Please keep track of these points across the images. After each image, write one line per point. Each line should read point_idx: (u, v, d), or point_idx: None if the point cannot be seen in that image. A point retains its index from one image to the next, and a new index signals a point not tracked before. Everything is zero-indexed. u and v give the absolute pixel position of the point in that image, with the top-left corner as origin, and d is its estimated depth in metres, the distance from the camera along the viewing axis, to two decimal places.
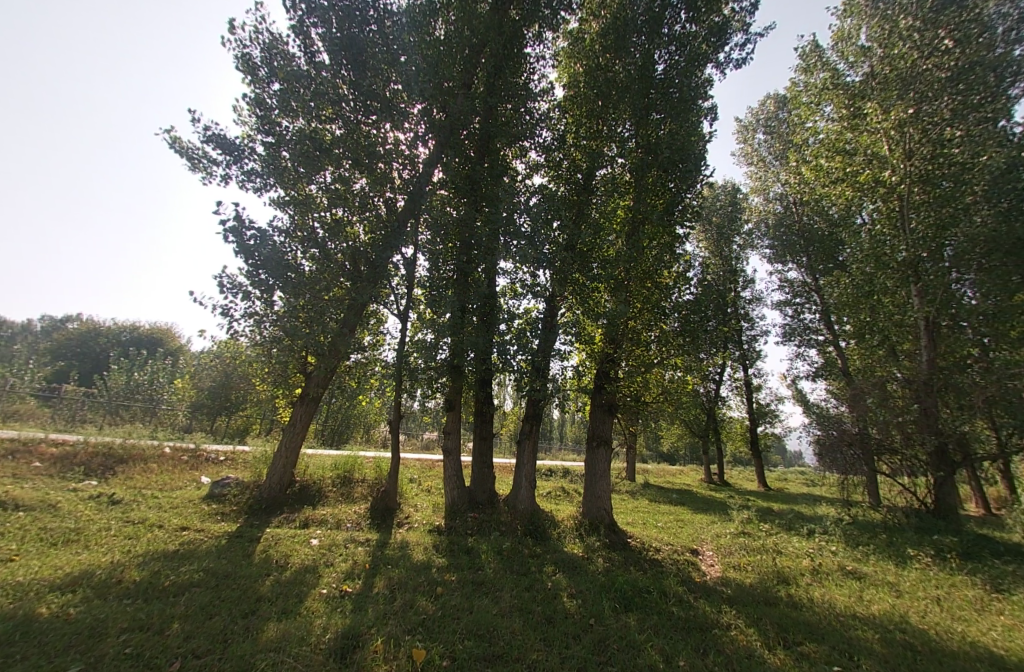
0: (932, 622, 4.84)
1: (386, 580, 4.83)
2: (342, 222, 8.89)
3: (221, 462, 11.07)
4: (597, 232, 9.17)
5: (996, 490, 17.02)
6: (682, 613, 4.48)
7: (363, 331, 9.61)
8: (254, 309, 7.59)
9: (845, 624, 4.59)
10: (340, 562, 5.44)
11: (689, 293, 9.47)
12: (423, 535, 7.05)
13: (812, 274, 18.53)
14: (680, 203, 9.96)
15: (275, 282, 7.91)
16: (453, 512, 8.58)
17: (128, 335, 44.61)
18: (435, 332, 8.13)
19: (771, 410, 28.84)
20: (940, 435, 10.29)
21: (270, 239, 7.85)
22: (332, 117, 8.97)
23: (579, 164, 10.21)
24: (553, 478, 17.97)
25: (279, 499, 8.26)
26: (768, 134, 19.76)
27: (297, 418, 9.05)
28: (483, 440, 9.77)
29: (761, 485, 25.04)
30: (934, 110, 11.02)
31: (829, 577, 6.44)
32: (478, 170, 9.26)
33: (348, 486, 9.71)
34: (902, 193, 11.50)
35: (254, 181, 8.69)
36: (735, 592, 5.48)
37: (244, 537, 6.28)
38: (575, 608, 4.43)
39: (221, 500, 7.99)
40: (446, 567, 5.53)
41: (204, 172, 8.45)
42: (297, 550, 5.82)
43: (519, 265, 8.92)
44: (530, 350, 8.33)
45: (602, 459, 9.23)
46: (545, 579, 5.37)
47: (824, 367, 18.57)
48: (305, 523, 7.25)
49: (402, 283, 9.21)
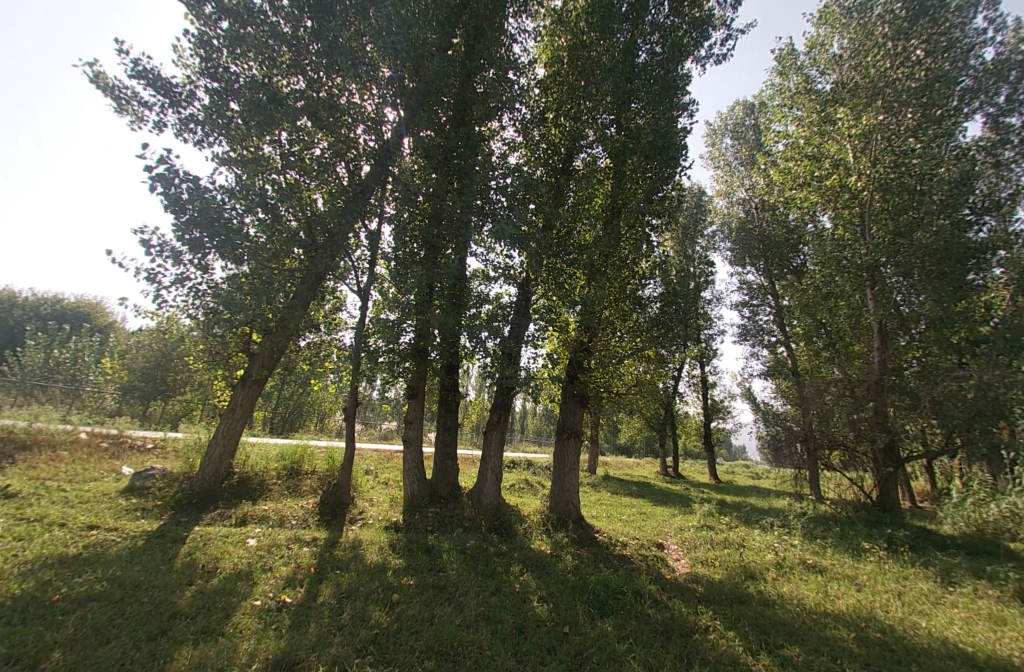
0: (895, 619, 4.91)
1: (333, 588, 4.21)
2: (297, 187, 7.81)
3: (149, 451, 9.82)
4: (573, 216, 8.83)
5: (920, 484, 18.52)
6: (660, 615, 4.23)
7: (317, 308, 8.72)
8: (185, 274, 6.54)
9: (818, 622, 4.53)
10: (280, 567, 4.76)
11: (662, 285, 9.29)
12: (379, 533, 6.44)
13: (768, 278, 19.22)
14: (661, 191, 9.65)
15: (212, 245, 6.85)
16: (413, 507, 7.97)
17: (50, 307, 39.87)
18: (400, 312, 7.50)
19: (723, 407, 30.09)
20: (889, 433, 10.77)
21: (207, 195, 6.80)
22: (292, 69, 7.96)
23: (557, 146, 9.84)
24: (516, 470, 17.69)
25: (214, 493, 7.31)
26: (735, 139, 20.14)
27: (238, 402, 8.07)
28: (447, 430, 9.22)
29: (712, 477, 26.14)
30: (898, 121, 11.51)
31: (794, 571, 6.46)
32: (452, 140, 8.53)
33: (296, 479, 8.87)
34: (864, 200, 11.96)
35: (193, 131, 7.55)
36: (708, 589, 5.32)
37: (167, 538, 5.42)
38: (547, 615, 4.04)
39: (143, 494, 6.94)
40: (404, 569, 4.99)
41: (134, 116, 7.27)
42: (230, 552, 5.06)
43: (491, 246, 8.43)
44: (501, 336, 7.81)
45: (571, 451, 8.98)
46: (512, 580, 4.96)
47: (774, 367, 19.37)
48: (243, 520, 6.43)
49: (363, 258, 8.43)
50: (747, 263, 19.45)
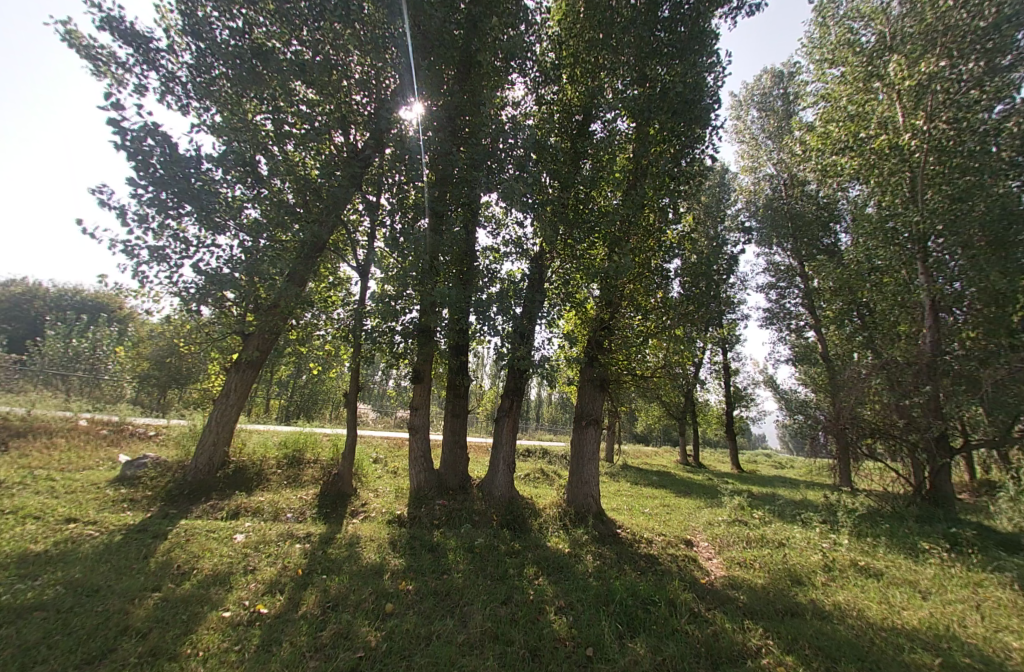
0: (981, 637, 4.12)
1: (319, 595, 3.66)
2: (291, 156, 7.12)
3: (149, 438, 9.52)
4: (592, 182, 7.98)
5: (961, 475, 17.25)
6: (700, 634, 3.55)
7: (316, 287, 8.15)
8: (160, 245, 5.95)
9: (891, 643, 3.79)
10: (264, 568, 4.24)
11: (690, 259, 8.38)
12: (379, 528, 5.91)
13: (797, 258, 17.92)
14: (690, 155, 8.65)
15: (189, 213, 6.20)
16: (419, 498, 7.43)
17: (70, 299, 40.71)
18: (400, 289, 6.84)
19: (746, 394, 28.88)
20: (944, 420, 9.70)
21: (182, 155, 6.11)
22: (276, 18, 7.04)
23: (573, 108, 9.00)
24: (530, 459, 17.18)
25: (207, 483, 6.90)
26: (763, 110, 18.75)
27: (232, 388, 7.63)
28: (456, 418, 8.60)
29: (733, 467, 25.24)
30: (961, 70, 10.00)
31: (845, 575, 5.69)
32: (457, 99, 7.72)
33: (297, 468, 8.43)
34: (917, 163, 10.63)
35: (174, 94, 6.94)
36: (751, 599, 4.60)
37: (147, 533, 4.98)
38: (566, 633, 3.40)
39: (132, 484, 6.56)
40: (403, 571, 4.42)
41: (114, 80, 6.79)
42: (212, 550, 4.58)
43: (503, 220, 7.79)
44: (513, 315, 7.10)
45: (590, 441, 8.29)
46: (526, 585, 4.34)
47: (803, 353, 18.18)
48: (234, 512, 5.99)
49: (363, 234, 7.79)
50: (774, 244, 18.11)
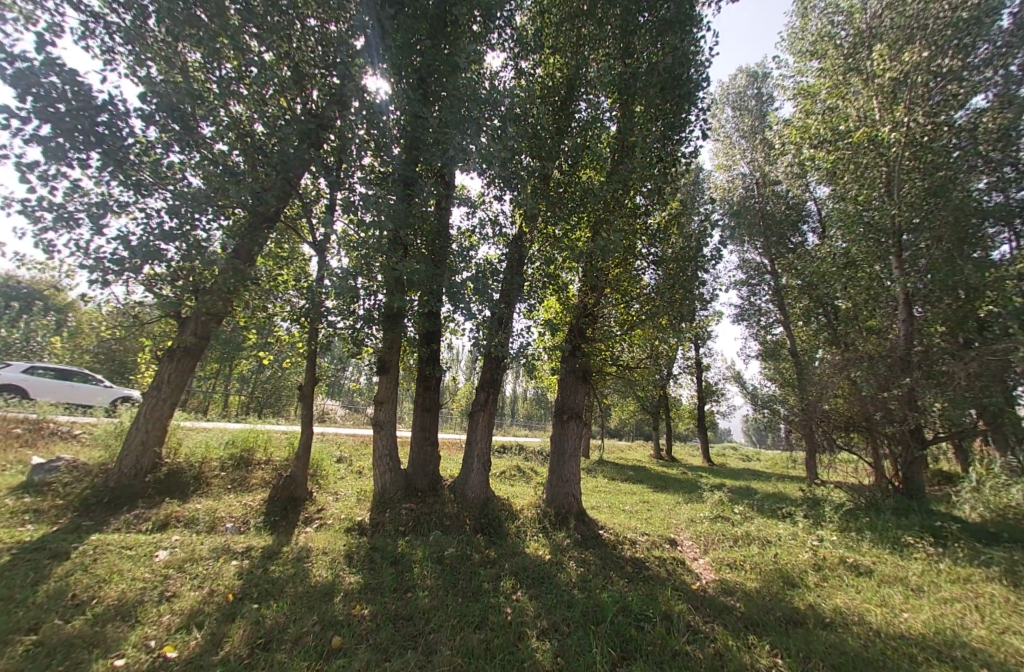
0: (989, 640, 3.86)
1: (249, 628, 2.97)
2: (238, 118, 6.22)
3: (74, 439, 8.37)
4: (576, 161, 7.47)
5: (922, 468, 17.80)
6: (704, 657, 3.06)
7: (269, 268, 7.27)
8: (66, 207, 4.98)
9: (905, 655, 3.44)
10: (186, 594, 3.50)
11: (676, 244, 7.96)
12: (335, 538, 5.20)
13: (767, 256, 18.04)
14: (680, 136, 8.20)
15: (105, 171, 5.22)
16: (384, 502, 6.72)
17: None
18: (361, 269, 6.07)
19: (716, 389, 29.34)
20: (918, 412, 9.74)
21: (97, 101, 5.13)
22: None
23: (554, 85, 8.39)
24: (505, 456, 16.67)
25: (133, 490, 5.99)
26: (738, 109, 18.72)
27: (165, 380, 6.69)
28: (427, 413, 7.89)
29: (705, 461, 25.56)
30: (940, 63, 9.98)
31: (837, 574, 5.42)
32: (428, 60, 6.92)
33: (244, 471, 7.55)
34: (894, 155, 10.55)
35: (98, 37, 5.93)
36: (749, 606, 4.21)
37: (43, 552, 4.11)
38: (550, 663, 2.86)
39: (40, 491, 5.59)
40: (358, 590, 3.77)
41: (23, 16, 5.74)
42: (122, 573, 3.77)
43: (481, 199, 7.20)
44: (491, 300, 6.43)
45: (571, 436, 7.79)
46: (503, 602, 3.78)
47: (772, 349, 18.36)
48: (163, 524, 5.15)
49: (322, 209, 6.94)
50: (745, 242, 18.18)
